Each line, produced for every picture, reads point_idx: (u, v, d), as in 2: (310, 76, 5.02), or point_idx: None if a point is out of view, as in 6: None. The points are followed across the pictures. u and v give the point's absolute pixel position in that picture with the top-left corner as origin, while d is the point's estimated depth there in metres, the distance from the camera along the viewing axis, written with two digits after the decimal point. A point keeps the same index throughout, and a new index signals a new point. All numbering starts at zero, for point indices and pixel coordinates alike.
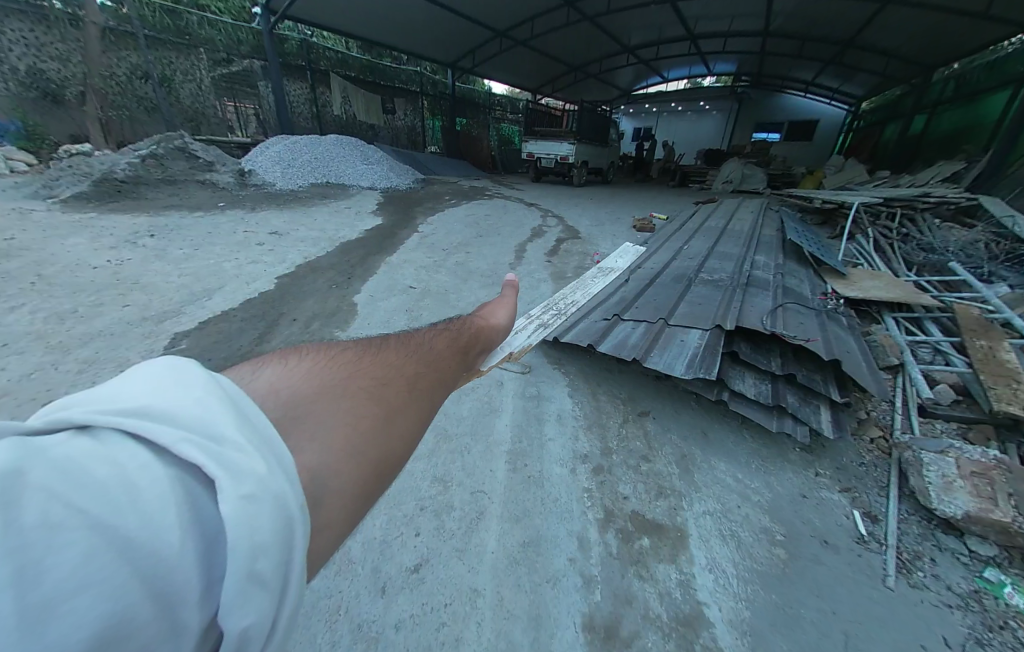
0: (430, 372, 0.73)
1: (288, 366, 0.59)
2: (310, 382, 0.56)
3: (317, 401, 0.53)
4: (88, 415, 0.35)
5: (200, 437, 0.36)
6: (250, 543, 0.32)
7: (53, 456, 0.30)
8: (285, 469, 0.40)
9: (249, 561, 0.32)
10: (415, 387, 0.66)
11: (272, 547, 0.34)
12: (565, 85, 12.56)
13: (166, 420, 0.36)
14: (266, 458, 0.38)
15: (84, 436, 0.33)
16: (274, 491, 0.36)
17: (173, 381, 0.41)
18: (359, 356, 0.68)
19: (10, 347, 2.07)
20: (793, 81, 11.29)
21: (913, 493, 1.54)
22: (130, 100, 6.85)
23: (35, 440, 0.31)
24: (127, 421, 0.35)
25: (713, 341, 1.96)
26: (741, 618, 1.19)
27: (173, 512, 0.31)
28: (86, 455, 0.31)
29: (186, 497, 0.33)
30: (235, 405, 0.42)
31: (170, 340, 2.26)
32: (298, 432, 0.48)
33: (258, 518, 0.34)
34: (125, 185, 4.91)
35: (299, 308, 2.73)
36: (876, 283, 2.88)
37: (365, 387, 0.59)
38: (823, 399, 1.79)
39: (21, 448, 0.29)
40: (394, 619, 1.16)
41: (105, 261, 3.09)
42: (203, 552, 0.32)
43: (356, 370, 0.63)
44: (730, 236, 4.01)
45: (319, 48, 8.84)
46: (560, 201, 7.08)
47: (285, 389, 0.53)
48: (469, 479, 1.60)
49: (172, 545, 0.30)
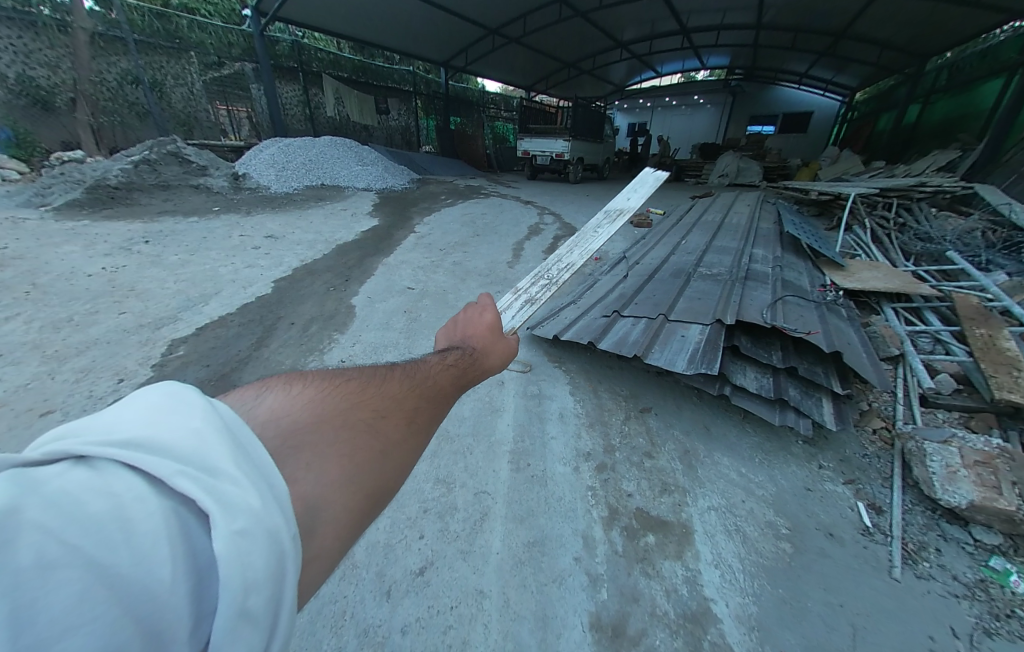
0: (433, 401, 0.70)
1: (291, 389, 0.57)
2: (311, 409, 0.54)
3: (315, 430, 0.51)
4: (81, 446, 0.34)
5: (196, 469, 0.35)
6: (242, 580, 0.32)
7: (47, 491, 0.29)
8: (278, 501, 0.39)
9: (240, 597, 0.32)
10: (416, 417, 0.63)
11: (264, 583, 0.33)
12: (558, 81, 12.52)
13: (163, 452, 0.35)
14: (260, 492, 0.37)
15: (80, 468, 0.32)
16: (267, 526, 0.35)
17: (170, 410, 0.40)
18: (362, 381, 0.64)
19: (5, 357, 2.05)
20: (787, 73, 11.28)
21: (917, 483, 1.54)
22: (122, 106, 6.80)
23: (27, 476, 0.29)
24: (123, 452, 0.34)
25: (714, 335, 1.95)
26: (749, 614, 1.19)
27: (166, 548, 0.31)
28: (82, 488, 0.30)
29: (179, 531, 0.32)
30: (231, 434, 0.41)
31: (168, 346, 2.24)
32: (293, 461, 0.46)
33: (250, 556, 0.33)
34: (118, 191, 4.88)
35: (297, 311, 2.72)
36: (875, 274, 2.87)
37: (365, 417, 0.57)
38: (825, 392, 1.78)
39: (13, 486, 0.28)
40: (400, 623, 1.15)
41: (100, 268, 3.07)
42: (194, 586, 0.31)
43: (357, 397, 0.60)
44: (727, 230, 4.00)
45: (311, 50, 8.80)
46: (556, 198, 7.07)
47: (284, 416, 0.51)
48: (472, 480, 1.59)
49: (165, 580, 0.29)
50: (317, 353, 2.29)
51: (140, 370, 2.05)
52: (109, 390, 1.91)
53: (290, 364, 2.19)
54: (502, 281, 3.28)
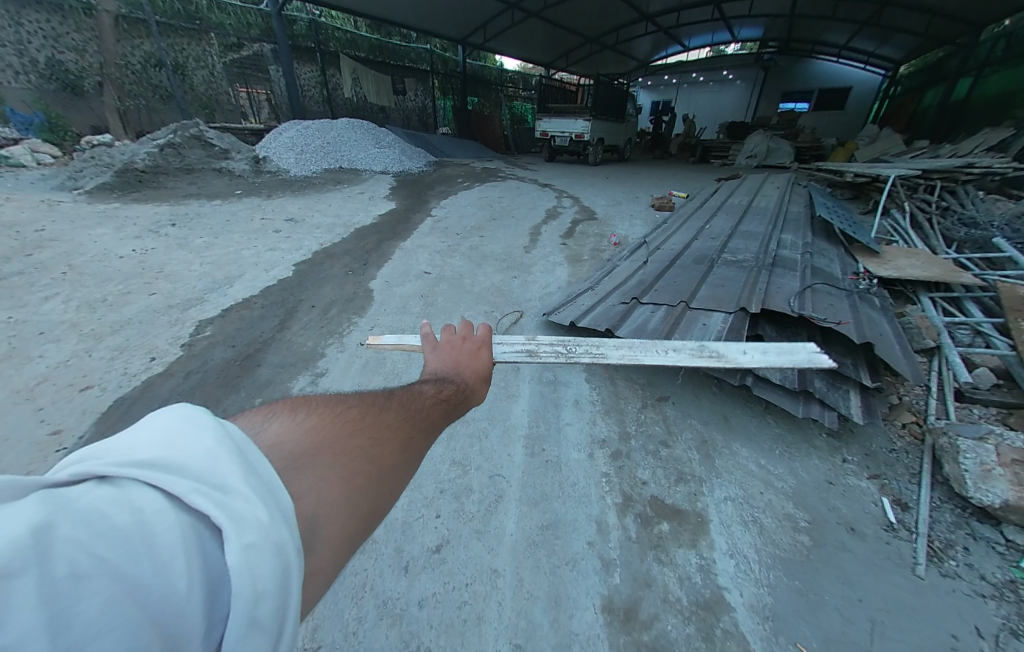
0: (427, 428, 0.70)
1: (295, 416, 0.58)
2: (313, 434, 0.55)
3: (316, 455, 0.52)
4: (105, 467, 0.36)
5: (211, 488, 0.37)
6: (252, 589, 0.33)
7: (77, 505, 0.30)
8: (285, 516, 0.40)
9: (251, 605, 0.33)
10: (410, 445, 0.64)
11: (272, 592, 0.35)
12: (580, 58, 12.06)
13: (179, 472, 0.37)
14: (268, 507, 0.39)
15: (107, 486, 0.34)
16: (274, 540, 0.37)
17: (185, 432, 0.42)
18: (359, 409, 0.65)
19: (46, 335, 2.16)
20: (825, 45, 10.58)
21: (946, 479, 1.48)
22: (146, 90, 6.91)
23: (58, 493, 0.31)
24: (142, 471, 0.36)
25: (737, 324, 1.89)
26: (764, 603, 1.18)
27: (181, 560, 0.32)
28: (107, 502, 0.32)
29: (194, 542, 0.33)
30: (240, 454, 0.43)
31: (196, 326, 2.33)
32: (296, 482, 0.47)
33: (260, 567, 0.34)
34: (145, 175, 5.00)
35: (318, 294, 2.76)
36: (912, 261, 2.72)
37: (363, 442, 0.58)
38: (852, 384, 1.72)
39: (49, 499, 0.30)
40: (418, 597, 1.19)
41: (130, 250, 3.17)
42: (206, 596, 0.32)
43: (355, 425, 0.61)
44: (754, 214, 3.84)
45: (328, 28, 8.70)
46: (575, 181, 6.91)
47: (289, 441, 0.52)
48: (487, 463, 1.61)
49: (181, 589, 0.31)
50: (336, 335, 2.33)
51: (170, 350, 2.14)
52: (142, 369, 2.00)
53: (311, 347, 2.24)
54: (519, 266, 3.25)
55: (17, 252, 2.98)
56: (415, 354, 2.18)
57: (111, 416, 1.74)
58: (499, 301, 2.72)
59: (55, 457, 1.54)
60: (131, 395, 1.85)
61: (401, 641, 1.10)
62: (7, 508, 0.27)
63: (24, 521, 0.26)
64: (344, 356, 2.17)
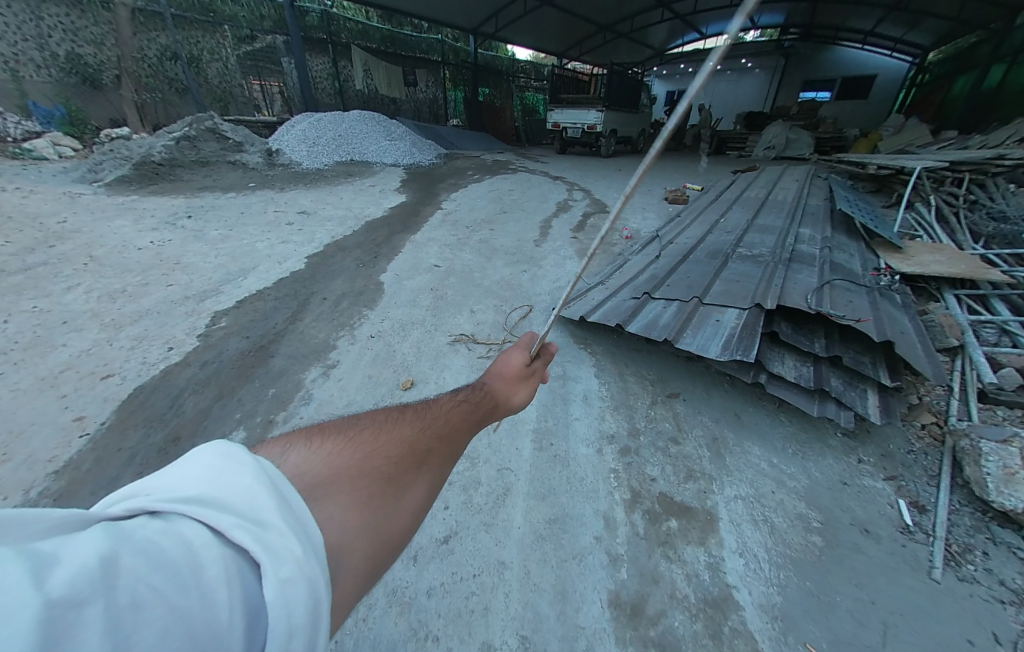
0: (447, 439, 0.69)
1: (312, 442, 0.58)
2: (331, 461, 0.55)
3: (335, 482, 0.52)
4: (155, 501, 0.38)
5: (251, 523, 0.38)
6: (287, 623, 0.34)
7: (136, 539, 0.33)
8: (315, 551, 0.41)
9: (286, 639, 0.34)
10: (427, 460, 0.63)
11: (305, 628, 0.35)
12: (593, 47, 11.83)
13: (221, 506, 0.39)
14: (301, 541, 0.40)
15: (159, 519, 0.37)
16: (308, 574, 0.38)
17: (225, 465, 0.43)
18: (374, 429, 0.64)
19: (69, 324, 2.22)
20: (849, 31, 10.17)
21: (967, 483, 1.44)
22: (162, 83, 7.01)
23: (119, 526, 0.34)
24: (190, 505, 0.38)
25: (752, 320, 1.85)
26: (773, 603, 1.17)
27: (225, 590, 0.33)
28: (160, 537, 0.35)
29: (235, 574, 0.35)
30: (273, 485, 0.44)
31: (211, 318, 2.37)
32: (319, 512, 0.47)
33: (295, 600, 0.35)
34: (162, 167, 5.08)
35: (329, 287, 2.79)
36: (937, 257, 2.63)
37: (380, 463, 0.57)
38: (871, 383, 1.67)
39: (110, 534, 0.33)
40: (426, 586, 1.21)
41: (148, 242, 3.24)
42: (246, 629, 0.33)
43: (371, 445, 0.60)
44: (771, 207, 3.74)
45: (340, 19, 8.69)
46: (587, 174, 6.82)
47: (308, 469, 0.52)
48: (495, 457, 1.62)
49: (226, 619, 0.32)
50: (347, 328, 2.35)
51: (187, 340, 2.18)
52: (160, 358, 2.05)
53: (323, 339, 2.26)
54: (529, 260, 3.23)
55: (41, 243, 3.06)
56: (424, 347, 2.19)
57: (131, 404, 1.79)
58: (509, 295, 2.71)
59: (78, 443, 1.59)
60: (149, 384, 1.89)
61: (410, 629, 1.12)
62: (80, 543, 0.31)
63: (94, 555, 0.30)
64: (354, 348, 2.19)
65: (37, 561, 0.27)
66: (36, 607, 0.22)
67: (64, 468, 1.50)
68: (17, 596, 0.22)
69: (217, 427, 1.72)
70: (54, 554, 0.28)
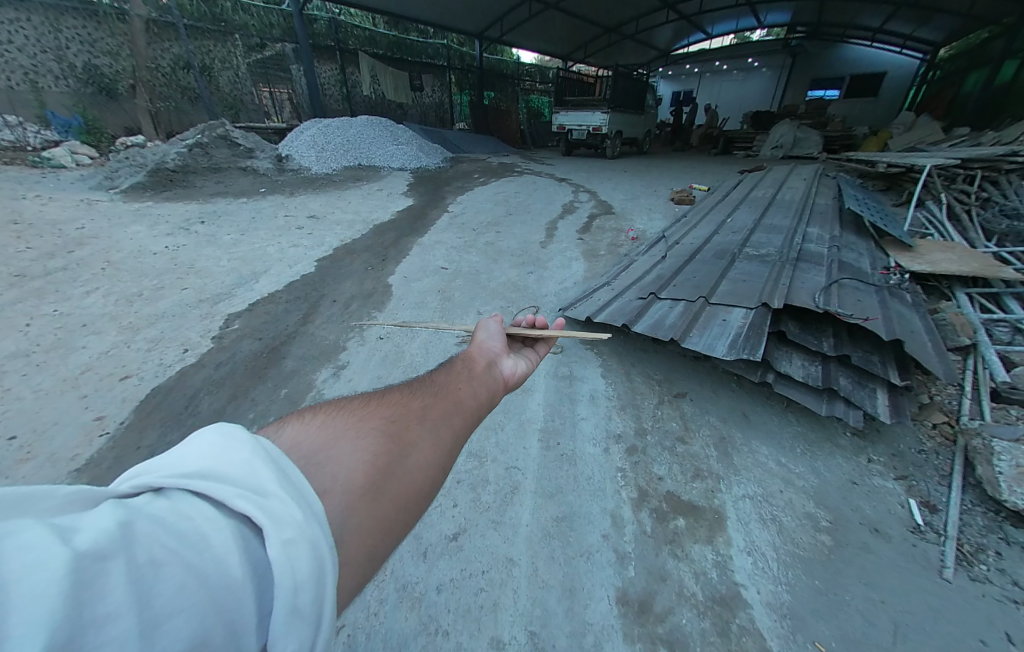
0: (444, 401, 0.73)
1: (307, 419, 0.62)
2: (327, 431, 0.58)
3: (335, 446, 0.55)
4: (158, 479, 0.41)
5: (251, 492, 0.40)
6: (293, 580, 0.36)
7: (146, 512, 0.36)
8: (317, 517, 0.43)
9: (291, 596, 0.36)
10: (426, 419, 0.67)
11: (312, 583, 0.37)
12: (598, 49, 11.85)
13: (223, 480, 0.41)
14: (303, 506, 0.42)
15: (162, 497, 0.39)
16: (310, 535, 0.40)
17: (225, 443, 0.45)
18: (368, 403, 0.68)
19: (88, 327, 2.29)
20: (858, 30, 10.08)
21: (979, 483, 1.43)
22: (176, 91, 7.19)
23: (128, 504, 0.37)
24: (191, 483, 0.40)
25: (759, 320, 1.85)
26: (782, 602, 1.17)
27: (232, 555, 0.36)
28: (169, 511, 0.37)
29: (240, 541, 0.37)
30: (272, 459, 0.46)
31: (225, 320, 2.43)
32: (321, 476, 0.50)
33: (299, 558, 0.37)
34: (176, 174, 5.19)
35: (339, 290, 2.83)
36: (948, 256, 2.60)
37: (377, 425, 0.61)
38: (880, 382, 1.66)
39: (119, 510, 0.35)
40: (436, 582, 1.23)
41: (163, 247, 3.32)
42: (255, 591, 0.36)
43: (368, 414, 0.65)
44: (778, 206, 3.72)
45: (348, 26, 8.83)
46: (593, 175, 6.83)
47: (305, 441, 0.55)
48: (503, 456, 1.64)
49: (237, 579, 0.35)
50: (357, 329, 2.39)
51: (201, 342, 2.23)
52: (176, 360, 2.10)
53: (333, 341, 2.30)
54: (535, 262, 3.24)
55: (61, 249, 3.15)
56: (432, 348, 2.22)
57: (149, 404, 1.84)
58: (515, 297, 2.73)
59: (98, 441, 1.65)
60: (165, 386, 1.94)
61: (420, 623, 1.14)
62: (92, 516, 0.33)
63: (111, 524, 0.32)
64: (363, 349, 2.22)
65: (57, 530, 0.30)
66: (54, 568, 0.25)
67: (86, 466, 1.55)
68: (36, 555, 0.25)
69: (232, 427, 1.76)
70: (74, 524, 0.31)
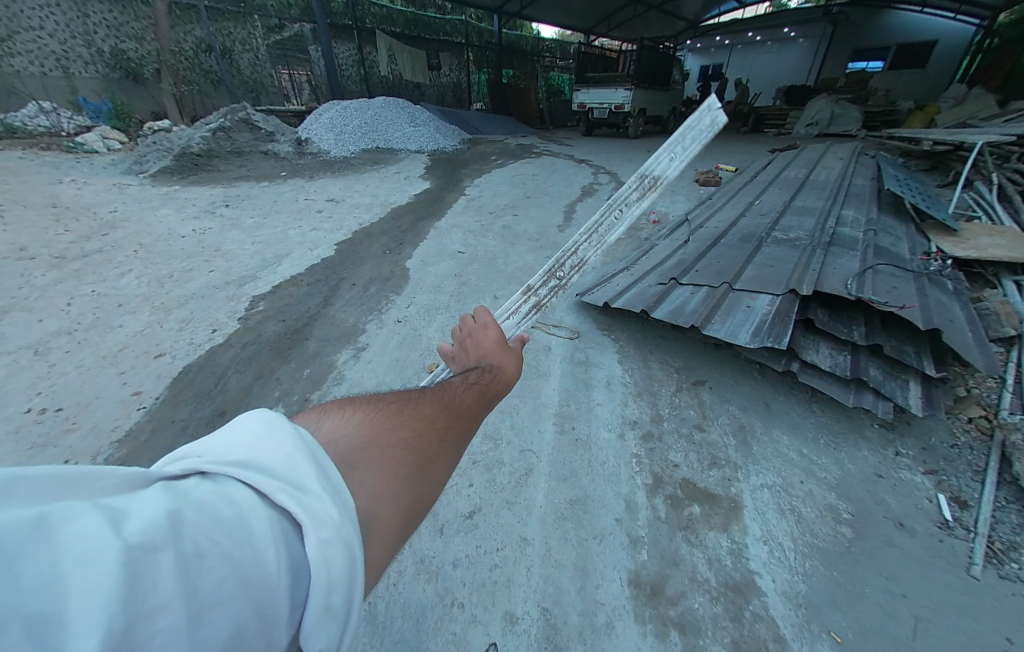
0: (462, 421, 0.69)
1: (344, 413, 0.60)
2: (362, 430, 0.57)
3: (366, 448, 0.54)
4: (205, 463, 0.41)
5: (292, 486, 0.40)
6: (327, 580, 0.37)
7: (196, 498, 0.36)
8: (349, 514, 0.43)
9: (325, 594, 0.37)
10: (446, 437, 0.63)
11: (343, 584, 0.38)
12: (622, 20, 11.31)
13: (267, 472, 0.41)
14: (337, 505, 0.42)
15: (208, 482, 0.39)
16: (345, 535, 0.40)
17: (267, 430, 0.45)
18: (400, 402, 0.66)
19: (123, 307, 2.40)
20: None
21: (1016, 480, 1.37)
22: (198, 74, 7.27)
23: (175, 490, 0.37)
24: (236, 469, 0.40)
25: (786, 307, 1.79)
26: (797, 590, 1.16)
27: (272, 547, 0.36)
28: (216, 495, 0.37)
29: (280, 533, 0.37)
30: (310, 452, 0.46)
31: (250, 302, 2.50)
32: (352, 476, 0.49)
33: (333, 560, 0.38)
34: (201, 158, 5.30)
35: (357, 273, 2.87)
36: (996, 240, 2.42)
37: (406, 435, 0.58)
38: (914, 374, 1.59)
39: (167, 494, 0.36)
40: (452, 557, 1.27)
41: (190, 230, 3.42)
42: (290, 584, 0.36)
43: (398, 418, 0.62)
44: (810, 187, 3.54)
45: (365, 3, 8.66)
46: (614, 156, 6.65)
47: (341, 437, 0.54)
48: (518, 438, 1.65)
49: (274, 571, 0.35)
50: (376, 313, 2.43)
51: (228, 323, 2.31)
52: (205, 339, 2.18)
53: (352, 323, 2.34)
54: (552, 246, 3.19)
55: (96, 232, 3.29)
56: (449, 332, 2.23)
57: (181, 381, 1.93)
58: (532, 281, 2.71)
59: (136, 414, 1.75)
60: (195, 364, 2.03)
61: (436, 595, 1.18)
62: (144, 501, 0.34)
63: (160, 508, 0.33)
64: (382, 332, 2.26)
65: (109, 518, 0.30)
66: (111, 558, 0.26)
67: (125, 437, 1.65)
68: (92, 546, 0.26)
69: (258, 404, 1.83)
70: (125, 510, 0.32)
